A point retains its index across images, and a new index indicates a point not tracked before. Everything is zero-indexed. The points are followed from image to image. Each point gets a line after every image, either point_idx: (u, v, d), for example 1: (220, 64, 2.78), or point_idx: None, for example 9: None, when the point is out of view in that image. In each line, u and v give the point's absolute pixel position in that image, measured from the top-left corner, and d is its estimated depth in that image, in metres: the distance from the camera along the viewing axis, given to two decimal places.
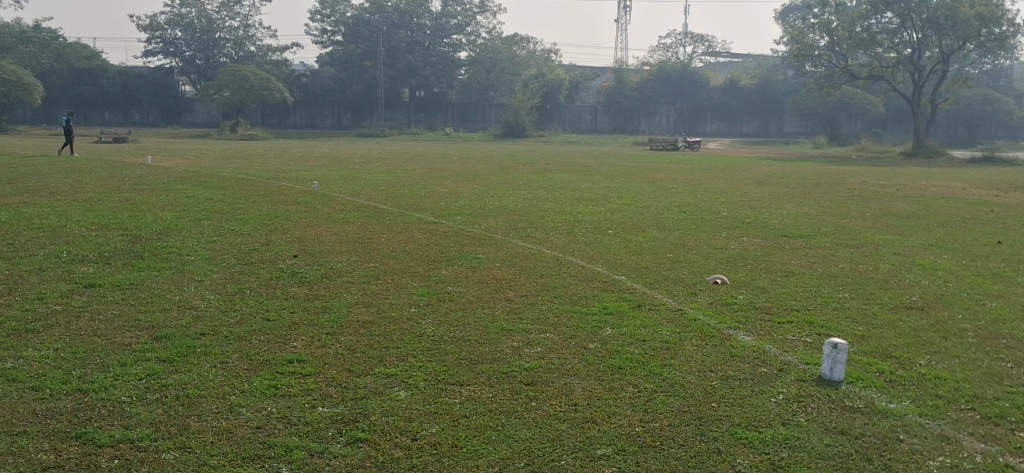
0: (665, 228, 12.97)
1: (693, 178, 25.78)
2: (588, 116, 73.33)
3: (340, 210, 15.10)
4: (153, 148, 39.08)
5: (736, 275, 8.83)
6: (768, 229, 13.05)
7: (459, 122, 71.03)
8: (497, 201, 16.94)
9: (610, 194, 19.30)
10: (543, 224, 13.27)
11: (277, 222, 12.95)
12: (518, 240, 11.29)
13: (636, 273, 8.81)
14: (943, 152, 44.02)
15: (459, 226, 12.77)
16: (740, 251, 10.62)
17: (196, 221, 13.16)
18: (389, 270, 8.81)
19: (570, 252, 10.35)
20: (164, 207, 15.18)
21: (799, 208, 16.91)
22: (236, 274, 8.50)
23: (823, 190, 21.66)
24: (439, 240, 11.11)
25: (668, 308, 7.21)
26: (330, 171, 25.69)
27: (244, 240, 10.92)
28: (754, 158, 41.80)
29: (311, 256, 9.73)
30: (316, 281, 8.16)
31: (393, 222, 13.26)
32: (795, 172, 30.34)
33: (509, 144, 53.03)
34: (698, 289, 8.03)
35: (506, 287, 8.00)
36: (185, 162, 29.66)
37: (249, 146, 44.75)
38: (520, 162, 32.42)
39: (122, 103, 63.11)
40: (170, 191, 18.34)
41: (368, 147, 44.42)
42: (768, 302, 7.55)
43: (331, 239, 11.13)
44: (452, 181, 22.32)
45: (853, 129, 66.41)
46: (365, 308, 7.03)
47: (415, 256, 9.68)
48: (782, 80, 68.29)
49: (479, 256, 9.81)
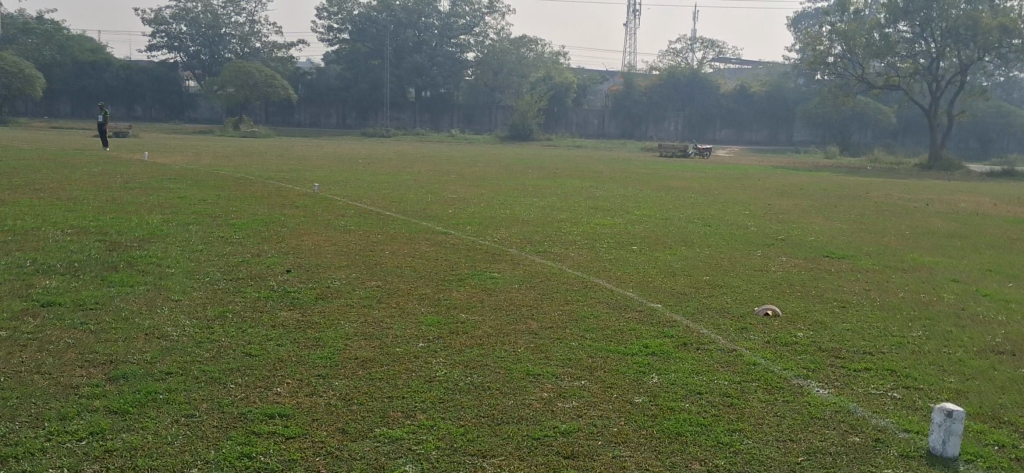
0: (692, 244, 11.94)
1: (709, 187, 24.76)
2: (596, 120, 72.18)
3: (341, 216, 14.08)
4: (152, 144, 38.13)
5: (786, 305, 7.77)
6: (804, 248, 12.02)
7: (465, 124, 69.74)
8: (509, 210, 15.89)
9: (625, 203, 18.27)
10: (559, 236, 12.24)
11: (271, 229, 11.94)
12: (535, 256, 10.26)
13: (676, 300, 7.78)
14: (960, 165, 42.82)
15: (470, 238, 11.72)
16: (783, 274, 9.60)
17: (184, 225, 12.21)
18: (396, 292, 7.75)
19: (593, 272, 9.31)
20: (152, 208, 14.21)
21: (829, 223, 15.86)
22: (216, 294, 7.43)
23: (849, 204, 20.60)
24: (448, 254, 10.07)
25: (720, 347, 6.15)
26: (331, 171, 24.71)
27: (233, 250, 9.90)
28: (767, 166, 40.81)
29: (306, 270, 8.69)
30: (309, 305, 7.11)
31: (398, 231, 12.24)
32: (812, 182, 29.28)
33: (514, 146, 52.01)
34: (747, 322, 6.99)
35: (529, 317, 6.93)
36: (184, 159, 28.77)
37: (252, 143, 43.82)
38: (530, 166, 31.37)
39: (125, 97, 62.19)
40: (162, 191, 17.37)
41: (372, 147, 43.45)
42: (833, 342, 6.51)
43: (329, 250, 10.10)
44: (459, 185, 21.33)
45: (864, 139, 65.20)
46: (366, 342, 5.97)
47: (423, 274, 8.62)
48: (793, 88, 67.36)
49: (493, 276, 8.76)
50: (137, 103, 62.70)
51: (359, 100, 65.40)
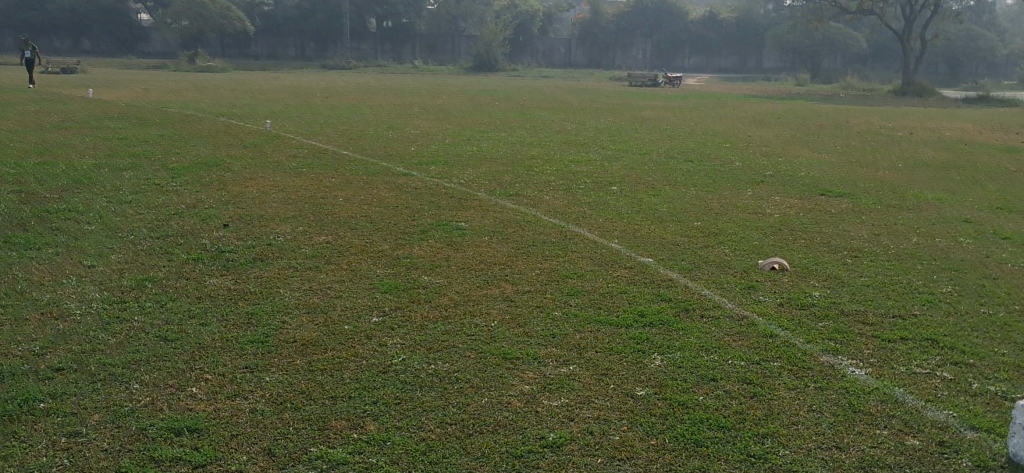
0: (676, 184, 10.98)
1: (684, 117, 23.97)
2: (562, 49, 69.39)
3: (294, 155, 12.98)
4: (100, 80, 36.43)
5: (793, 257, 6.87)
6: (797, 185, 11.11)
7: (428, 54, 67.04)
8: (476, 146, 14.83)
9: (599, 137, 17.26)
10: (531, 177, 11.25)
11: (213, 174, 10.82)
12: (506, 200, 9.28)
13: (670, 253, 6.86)
14: (933, 90, 42.16)
15: (434, 180, 10.68)
16: (779, 218, 8.69)
17: (117, 170, 11.04)
18: (350, 250, 6.75)
19: (572, 219, 8.32)
20: (85, 150, 12.98)
21: (817, 155, 15.03)
22: (138, 256, 6.38)
23: (831, 134, 19.75)
24: (409, 201, 9.06)
25: (728, 316, 5.24)
26: (288, 106, 23.46)
27: (166, 200, 8.80)
28: (739, 95, 39.95)
29: (248, 225, 7.64)
30: (246, 269, 6.09)
31: (354, 173, 11.17)
32: (786, 110, 28.46)
33: (481, 77, 50.53)
34: (753, 280, 6.07)
35: (503, 279, 5.99)
36: (132, 95, 27.17)
37: (207, 77, 42.04)
38: (496, 97, 30.31)
39: (74, 30, 59.52)
40: (100, 131, 16.09)
41: (331, 79, 41.96)
42: (856, 304, 5.62)
43: (276, 198, 9.03)
44: (422, 120, 20.19)
45: (833, 65, 64.33)
46: (310, 319, 4.97)
47: (380, 226, 7.62)
48: (761, 15, 66.54)
49: (461, 226, 7.78)
50: (86, 36, 60.14)
51: (319, 31, 63.30)
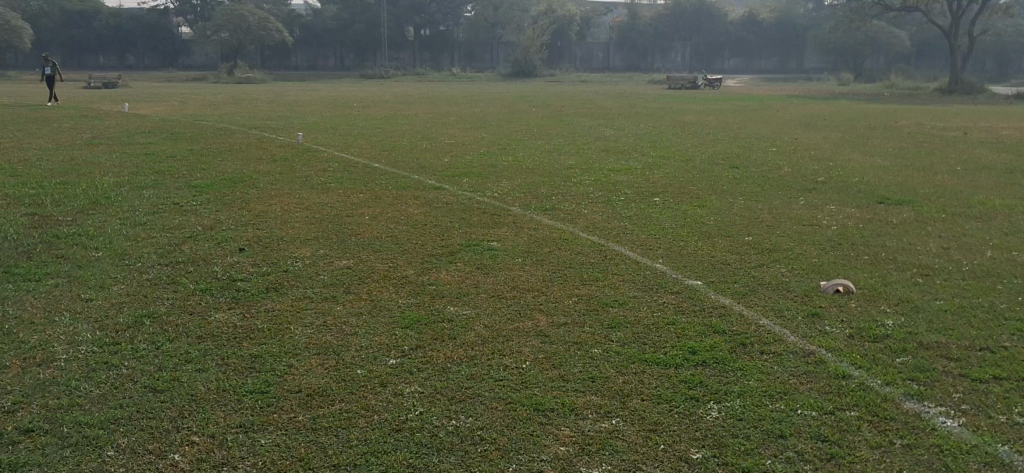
0: (723, 193, 10.34)
1: (728, 121, 23.37)
2: (600, 54, 69.02)
3: (323, 169, 12.59)
4: (138, 94, 36.54)
5: (858, 277, 6.22)
6: (852, 193, 10.43)
7: (466, 62, 66.77)
8: (512, 156, 14.30)
9: (640, 144, 16.64)
10: (569, 188, 10.69)
11: (237, 191, 10.39)
12: (542, 216, 8.71)
13: (723, 275, 6.23)
14: (984, 88, 40.88)
15: (466, 194, 10.14)
16: (838, 231, 8.02)
17: (139, 188, 10.66)
18: (371, 276, 6.21)
19: (612, 236, 7.72)
20: (110, 168, 12.65)
21: (870, 159, 14.33)
22: (141, 287, 5.91)
23: (883, 135, 18.98)
24: (439, 218, 8.52)
25: (792, 352, 4.61)
26: (323, 117, 23.18)
27: (182, 221, 8.34)
28: (783, 96, 39.12)
29: (265, 248, 7.15)
30: (257, 301, 5.59)
31: (384, 188, 10.69)
32: (833, 112, 27.66)
33: (519, 83, 50.17)
34: (816, 306, 5.46)
35: (537, 308, 5.42)
36: (168, 109, 27.17)
37: (245, 89, 42.10)
38: (534, 104, 29.89)
39: (117, 46, 60.11)
40: (129, 147, 15.81)
41: (369, 89, 41.84)
42: (937, 334, 4.95)
43: (298, 217, 8.53)
44: (457, 129, 19.72)
45: (877, 64, 63.01)
46: (320, 362, 4.45)
47: (406, 249, 7.08)
48: (802, 14, 65.51)
49: (494, 246, 7.21)
50: (129, 52, 60.78)
51: (357, 41, 63.51)
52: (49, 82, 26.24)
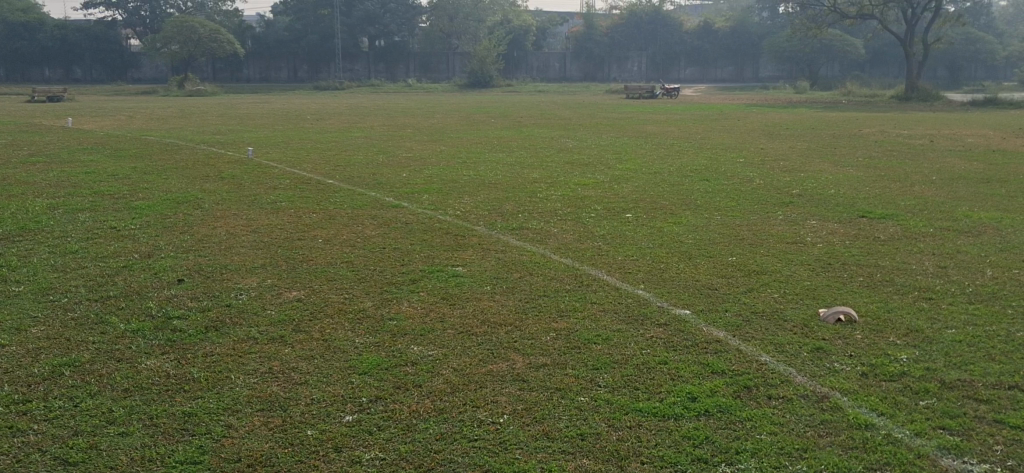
0: (697, 209, 9.85)
1: (689, 130, 23.04)
2: (557, 64, 68.45)
3: (274, 187, 11.90)
4: (83, 108, 35.44)
5: (857, 304, 5.73)
6: (830, 207, 9.99)
7: (422, 73, 66.23)
8: (473, 170, 13.73)
9: (604, 155, 16.15)
10: (535, 204, 10.14)
11: (180, 212, 9.68)
12: (509, 236, 8.14)
13: (713, 303, 5.70)
14: (938, 94, 41.16)
15: (426, 213, 9.54)
16: (825, 250, 7.55)
17: (73, 210, 9.88)
18: (325, 310, 5.57)
19: (586, 259, 7.16)
20: (44, 188, 11.84)
21: (841, 169, 13.99)
22: (63, 328, 5.21)
23: (848, 144, 18.72)
24: (398, 240, 7.92)
25: (803, 397, 4.08)
26: (275, 131, 22.43)
27: (117, 248, 7.62)
28: (741, 104, 39.05)
29: (208, 279, 6.49)
30: (194, 342, 4.95)
31: (339, 207, 10.06)
32: (793, 120, 27.51)
33: (476, 94, 49.67)
34: (818, 339, 4.96)
35: (510, 346, 4.85)
36: (113, 124, 26.16)
37: (194, 102, 41.07)
38: (492, 115, 29.37)
39: (62, 58, 58.39)
40: (68, 165, 14.95)
41: (324, 100, 41.10)
42: (956, 370, 4.46)
43: (245, 241, 7.87)
44: (414, 142, 19.09)
45: (832, 72, 63.42)
46: (263, 422, 3.82)
47: (363, 277, 6.48)
48: (756, 23, 65.86)
49: (459, 272, 6.63)
50: (75, 64, 59.11)
51: (311, 52, 62.58)
52: None
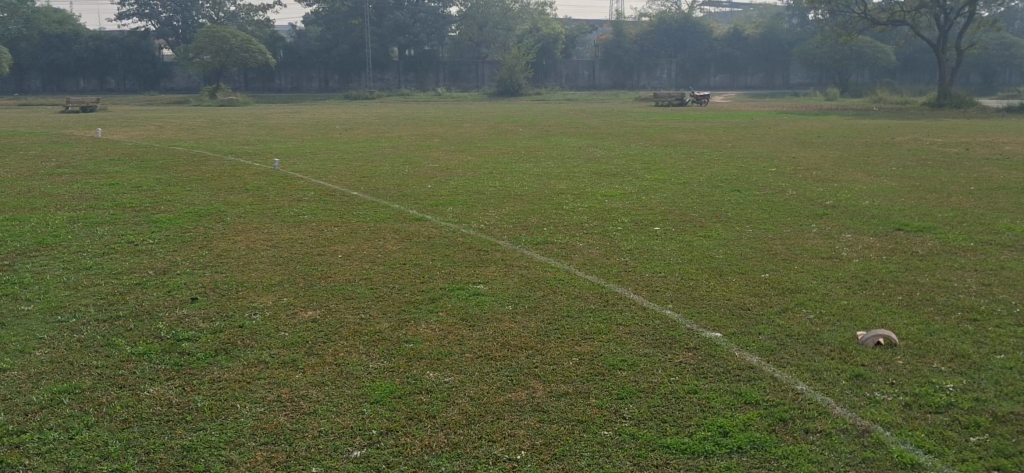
0: (728, 221, 9.56)
1: (719, 139, 22.70)
2: (586, 72, 68.25)
3: (297, 199, 11.76)
4: (115, 118, 35.69)
5: (899, 325, 5.42)
6: (865, 219, 9.64)
7: (451, 81, 66.22)
8: (499, 181, 13.52)
9: (632, 165, 15.87)
10: (561, 217, 9.90)
11: (200, 225, 9.55)
12: (533, 251, 7.90)
13: (744, 325, 5.43)
14: (973, 101, 40.45)
15: (449, 226, 9.32)
16: (862, 265, 7.25)
17: (94, 224, 9.78)
18: (338, 332, 5.37)
19: (613, 275, 6.91)
20: (68, 201, 11.78)
21: (876, 179, 13.62)
22: (69, 351, 5.07)
23: (882, 152, 18.30)
24: (419, 255, 7.70)
25: (842, 433, 3.81)
26: (302, 141, 22.37)
27: (133, 264, 7.49)
28: (772, 112, 38.61)
29: (222, 297, 6.31)
30: (202, 368, 4.77)
31: (361, 220, 9.87)
32: (824, 127, 27.08)
33: (504, 103, 49.58)
34: (859, 364, 4.67)
35: (531, 373, 4.61)
36: (144, 134, 26.24)
37: (225, 112, 41.29)
38: (519, 124, 29.17)
39: (97, 69, 59.09)
40: (94, 176, 14.94)
41: (353, 110, 41.20)
42: (1009, 401, 4.16)
43: (263, 256, 7.70)
44: (441, 152, 18.92)
45: (863, 79, 62.68)
46: (266, 461, 3.61)
47: (382, 295, 6.27)
48: (786, 29, 65.27)
49: (481, 289, 6.40)
50: (109, 75, 59.79)
51: (341, 62, 62.78)
52: None
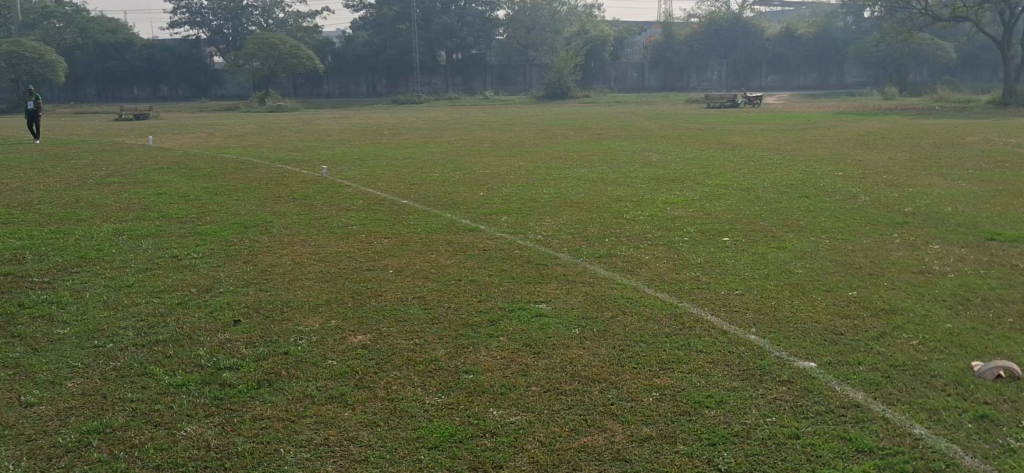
0: (802, 231, 8.96)
1: (779, 141, 21.96)
2: (635, 74, 67.80)
3: (346, 208, 11.39)
4: (167, 125, 35.93)
5: (1016, 355, 4.83)
6: (951, 227, 9.00)
7: (499, 85, 65.83)
8: (554, 188, 13.04)
9: (690, 170, 15.28)
10: (623, 226, 9.39)
11: (246, 238, 9.18)
12: (596, 266, 7.39)
13: (840, 353, 4.88)
14: None
15: (506, 237, 8.86)
16: (958, 280, 6.62)
17: (140, 237, 9.48)
18: (392, 360, 4.92)
19: (685, 293, 6.38)
20: (114, 212, 11.53)
21: (953, 182, 12.89)
22: (102, 382, 4.67)
23: (954, 154, 17.48)
24: (476, 271, 7.24)
25: None
26: (352, 147, 22.08)
27: (175, 281, 7.12)
28: (829, 113, 37.61)
29: (267, 319, 5.89)
30: (242, 404, 4.34)
31: (414, 230, 9.46)
32: (888, 128, 26.16)
33: (553, 106, 49.11)
34: (981, 403, 4.10)
35: (606, 410, 4.12)
36: (193, 141, 26.17)
37: (274, 117, 41.37)
38: (569, 127, 28.64)
39: (150, 77, 59.76)
40: (142, 186, 14.72)
41: (402, 115, 41.05)
42: None
43: (312, 272, 7.29)
44: (492, 157, 18.48)
45: (920, 78, 61.07)
46: None
47: (437, 317, 5.81)
48: (841, 28, 63.63)
49: (542, 309, 5.92)
50: (162, 82, 60.41)
51: (389, 66, 62.70)
52: (33, 120, 24.53)
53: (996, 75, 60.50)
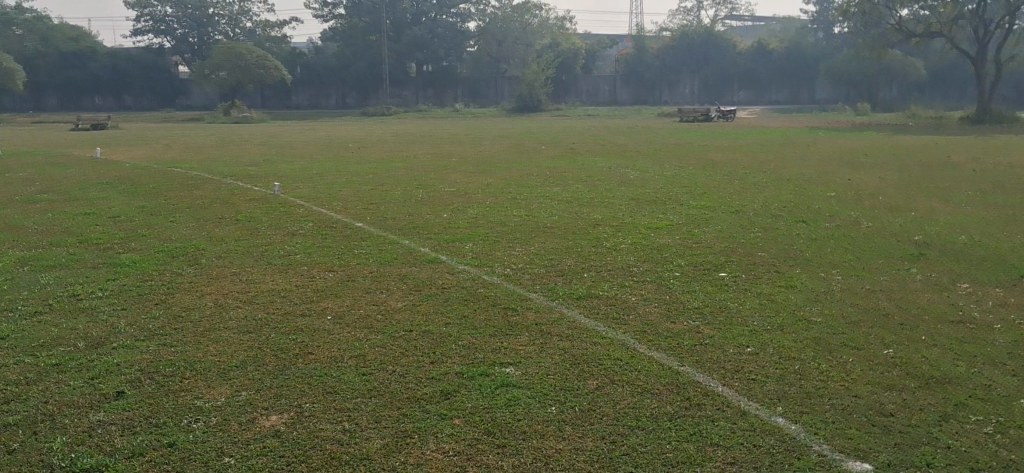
0: (809, 264, 7.84)
1: (758, 157, 21.06)
2: (607, 87, 67.02)
3: (291, 232, 10.15)
4: (124, 136, 34.37)
5: None
6: (974, 261, 7.97)
7: (470, 98, 64.97)
8: (524, 209, 11.91)
9: (671, 189, 14.21)
10: (603, 258, 8.23)
11: (168, 271, 7.90)
12: (575, 310, 6.20)
13: (899, 449, 3.74)
14: (1015, 117, 38.45)
15: (467, 271, 7.67)
16: (1010, 334, 5.54)
17: (43, 268, 8.14)
18: (311, 457, 3.71)
19: (683, 350, 5.20)
20: (32, 235, 10.21)
21: (957, 206, 11.91)
22: None
23: (944, 173, 16.65)
24: (430, 318, 6.02)
25: None
26: (312, 161, 20.85)
27: (62, 331, 5.82)
28: (805, 128, 36.84)
29: (158, 388, 4.63)
30: None
31: (363, 261, 8.24)
32: (866, 145, 25.44)
33: (524, 119, 48.07)
34: None
35: None
36: (146, 153, 24.78)
37: (237, 129, 39.95)
38: (541, 141, 27.62)
39: (113, 86, 58.08)
40: (75, 204, 13.35)
41: (368, 127, 39.76)
42: None
43: (232, 318, 6.04)
44: (458, 174, 17.30)
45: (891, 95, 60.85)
46: None
47: (376, 385, 4.59)
48: (811, 44, 63.53)
49: (509, 376, 4.71)
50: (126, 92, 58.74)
51: (358, 78, 61.57)
52: None
53: (965, 94, 60.52)
